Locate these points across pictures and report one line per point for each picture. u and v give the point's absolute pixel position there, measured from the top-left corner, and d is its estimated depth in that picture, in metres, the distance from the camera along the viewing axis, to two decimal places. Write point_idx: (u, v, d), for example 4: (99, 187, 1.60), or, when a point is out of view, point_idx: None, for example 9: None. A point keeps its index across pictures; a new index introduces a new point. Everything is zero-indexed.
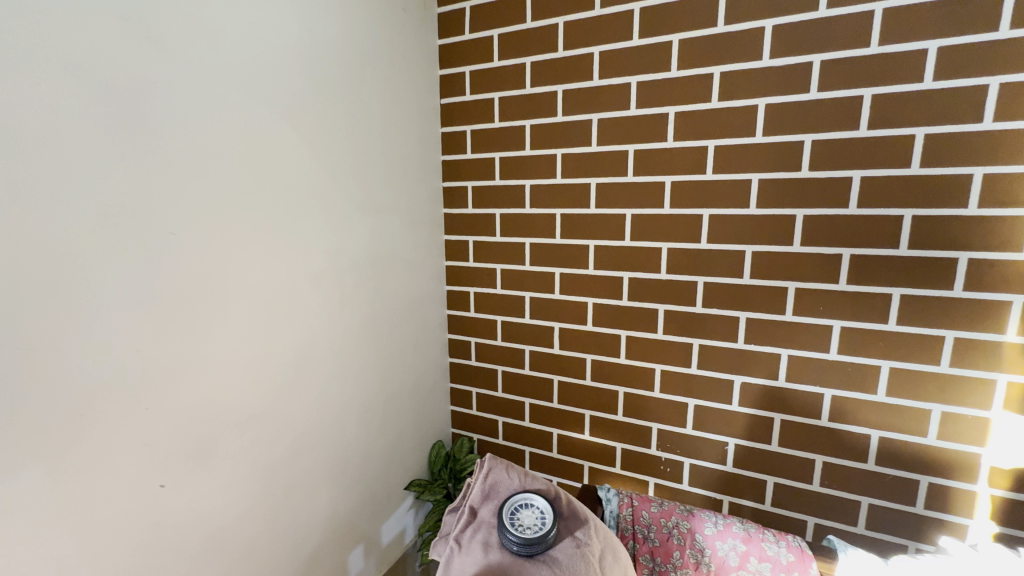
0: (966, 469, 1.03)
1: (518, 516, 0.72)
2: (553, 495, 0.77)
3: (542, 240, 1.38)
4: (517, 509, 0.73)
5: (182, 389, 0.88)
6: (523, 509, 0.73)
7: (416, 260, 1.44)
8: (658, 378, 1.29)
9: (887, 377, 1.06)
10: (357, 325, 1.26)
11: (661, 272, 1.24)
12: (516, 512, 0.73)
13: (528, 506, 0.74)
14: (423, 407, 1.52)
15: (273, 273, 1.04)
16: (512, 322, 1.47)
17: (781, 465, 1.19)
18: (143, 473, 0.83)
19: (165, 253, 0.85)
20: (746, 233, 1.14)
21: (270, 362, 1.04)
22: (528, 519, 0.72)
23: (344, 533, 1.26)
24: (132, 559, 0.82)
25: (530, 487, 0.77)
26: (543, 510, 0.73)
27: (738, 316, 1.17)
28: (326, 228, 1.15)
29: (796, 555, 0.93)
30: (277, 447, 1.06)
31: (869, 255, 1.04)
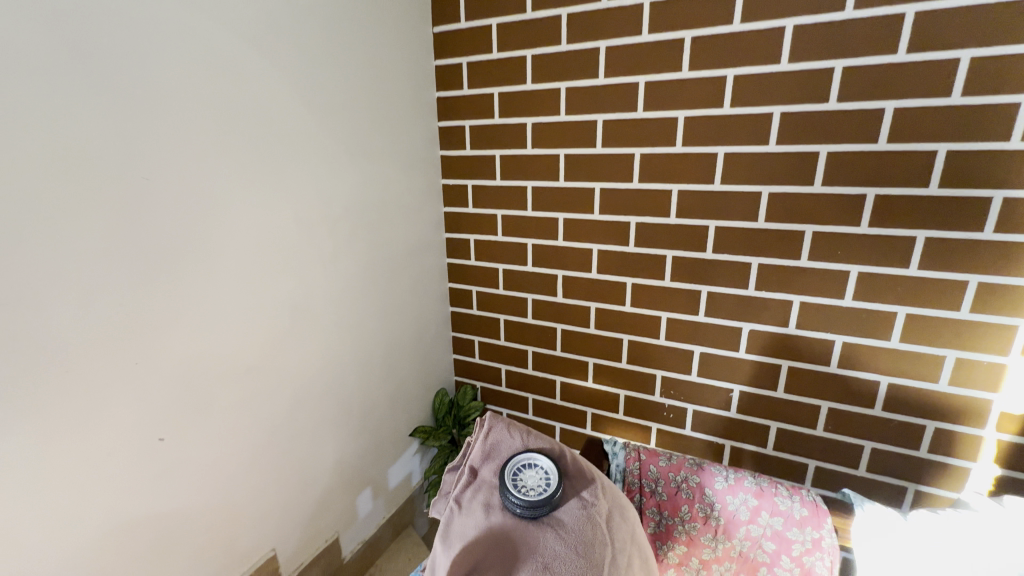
0: (975, 414, 1.02)
1: (522, 477, 0.71)
2: (559, 454, 0.76)
3: (544, 183, 1.31)
4: (520, 469, 0.72)
5: (175, 343, 0.85)
6: (526, 469, 0.72)
7: (413, 207, 1.38)
8: (664, 327, 1.26)
9: (902, 323, 1.03)
10: (354, 275, 1.21)
11: (671, 216, 1.18)
12: (519, 472, 0.72)
13: (532, 466, 0.73)
14: (425, 356, 1.51)
15: (264, 222, 0.98)
16: (514, 270, 1.43)
17: (785, 411, 1.19)
18: (141, 427, 0.82)
19: (144, 202, 0.78)
20: (763, 172, 1.06)
21: (267, 314, 1.01)
22: (533, 481, 0.70)
23: (350, 478, 1.28)
24: (139, 508, 0.82)
25: (535, 447, 0.76)
26: (547, 470, 0.72)
27: (750, 262, 1.12)
28: (317, 172, 1.08)
29: (810, 510, 0.92)
30: (277, 398, 1.05)
31: (894, 195, 0.98)
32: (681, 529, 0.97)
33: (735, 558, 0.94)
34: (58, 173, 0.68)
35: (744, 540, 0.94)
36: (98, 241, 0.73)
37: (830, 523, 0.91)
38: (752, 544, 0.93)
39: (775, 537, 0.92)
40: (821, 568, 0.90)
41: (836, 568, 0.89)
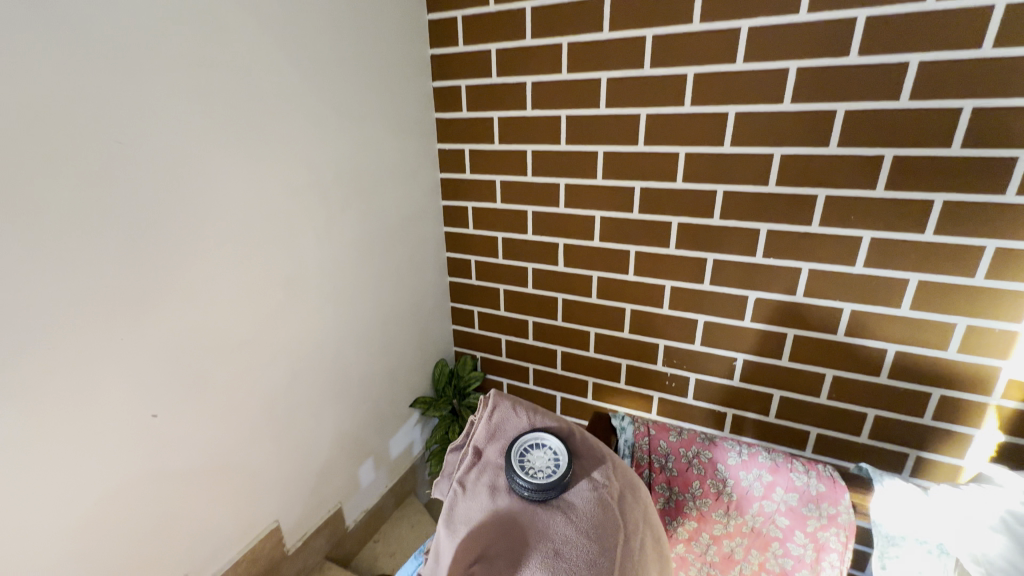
0: (982, 382, 1.01)
1: (529, 458, 0.69)
2: (566, 432, 0.75)
3: (545, 147, 1.25)
4: (527, 449, 0.70)
5: (165, 317, 0.82)
6: (533, 448, 0.70)
7: (408, 174, 1.32)
8: (668, 296, 1.23)
9: (913, 291, 1.00)
10: (349, 244, 1.17)
11: (677, 181, 1.13)
12: (526, 452, 0.70)
13: (539, 446, 0.71)
14: (424, 327, 1.49)
15: (252, 189, 0.93)
16: (513, 238, 1.38)
17: (789, 379, 1.18)
18: (133, 403, 0.79)
19: (122, 168, 0.73)
20: (776, 133, 1.01)
21: (259, 287, 0.97)
22: (541, 462, 0.69)
23: (351, 449, 1.28)
24: (135, 485, 0.81)
25: (541, 426, 0.74)
26: (555, 450, 0.70)
27: (759, 229, 1.08)
28: (306, 136, 1.02)
29: (827, 485, 0.90)
30: (273, 371, 1.02)
31: (914, 156, 0.93)
32: (693, 505, 0.97)
33: (747, 534, 0.95)
34: (24, 136, 0.63)
35: (757, 516, 0.94)
36: (73, 210, 0.68)
37: (847, 499, 0.89)
38: (765, 519, 0.94)
39: (789, 513, 0.92)
40: (834, 542, 0.90)
41: (850, 543, 0.89)
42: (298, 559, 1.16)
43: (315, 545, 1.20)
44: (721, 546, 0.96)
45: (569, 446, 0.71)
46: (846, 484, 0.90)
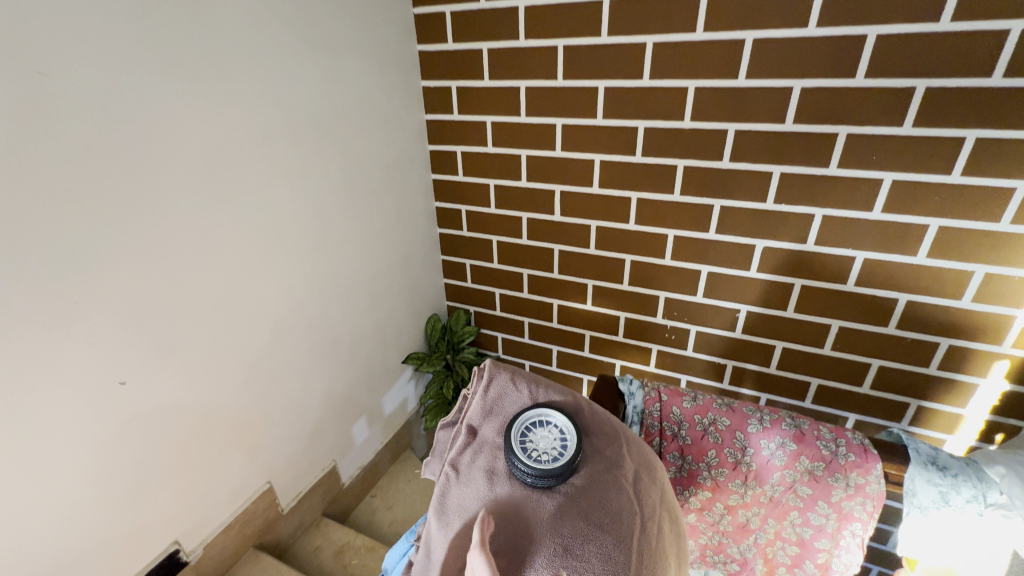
0: (993, 331, 0.97)
1: (533, 438, 0.63)
2: (572, 409, 0.69)
3: (541, 83, 1.13)
4: (530, 428, 0.64)
5: (124, 276, 0.74)
6: (536, 427, 0.65)
7: (391, 115, 1.21)
8: (671, 246, 1.17)
9: (932, 237, 0.94)
10: (328, 194, 1.08)
11: (685, 120, 1.03)
12: (529, 431, 0.64)
13: (543, 423, 0.65)
14: (413, 282, 1.42)
15: (214, 132, 0.82)
16: (507, 186, 1.29)
17: (793, 330, 1.14)
18: (97, 371, 0.73)
19: (52, 104, 0.63)
20: (797, 63, 0.91)
21: (232, 242, 0.89)
22: (547, 443, 0.63)
23: (343, 408, 1.25)
24: (110, 455, 0.76)
25: (544, 402, 0.68)
26: (561, 429, 0.65)
27: (772, 171, 1.00)
28: (273, 70, 0.90)
29: (858, 454, 0.79)
30: (253, 332, 0.96)
31: (949, 87, 0.84)
32: (706, 475, 0.86)
33: (765, 504, 0.84)
34: None
35: (776, 486, 0.82)
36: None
37: (880, 468, 0.78)
38: (785, 489, 0.82)
39: (812, 484, 0.80)
40: (860, 511, 0.80)
41: (878, 513, 0.79)
42: (293, 517, 1.15)
43: (310, 504, 1.19)
44: (735, 516, 0.87)
45: (576, 424, 0.65)
46: (879, 453, 0.79)
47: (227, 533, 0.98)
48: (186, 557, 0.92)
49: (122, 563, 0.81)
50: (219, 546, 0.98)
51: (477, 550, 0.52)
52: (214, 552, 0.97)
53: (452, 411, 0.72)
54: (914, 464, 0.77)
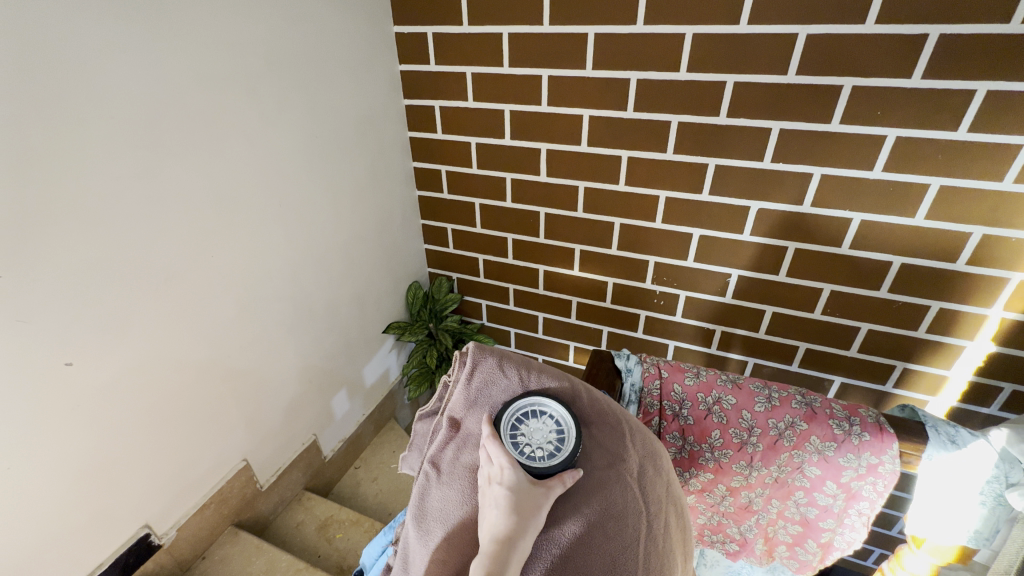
0: (985, 294, 0.95)
1: (525, 429, 0.60)
2: (568, 398, 0.63)
3: (525, 29, 1.04)
4: (521, 419, 0.60)
5: (59, 246, 0.65)
6: (529, 418, 0.61)
7: (360, 65, 1.10)
8: (661, 208, 1.12)
9: (932, 197, 0.90)
10: (294, 153, 0.98)
11: (681, 71, 0.96)
12: (520, 423, 0.60)
13: (536, 414, 0.61)
14: (392, 248, 1.35)
15: (156, 78, 0.72)
16: (489, 144, 1.21)
17: (784, 295, 1.11)
18: (36, 352, 0.65)
19: None
20: (803, 6, 0.84)
21: (185, 206, 0.80)
22: (541, 435, 0.59)
23: (320, 380, 1.20)
24: (59, 442, 0.70)
25: (537, 390, 0.63)
26: (557, 420, 0.61)
27: (771, 127, 0.95)
28: (221, 7, 0.79)
29: (872, 434, 0.78)
30: (216, 304, 0.89)
31: (964, 34, 0.78)
32: (709, 456, 0.85)
33: (770, 485, 0.83)
34: None
35: (784, 466, 0.81)
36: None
37: (895, 448, 0.77)
38: (792, 470, 0.81)
39: (823, 464, 0.79)
40: (869, 490, 0.79)
41: (888, 491, 0.79)
42: (273, 494, 1.12)
43: (290, 480, 1.16)
44: (738, 497, 0.86)
45: (574, 415, 0.61)
46: (894, 432, 0.78)
47: (202, 513, 0.95)
48: (158, 540, 0.88)
49: (85, 550, 0.77)
50: (194, 527, 0.94)
51: (490, 438, 0.58)
52: (189, 533, 0.93)
53: (431, 400, 0.69)
54: (933, 442, 0.78)
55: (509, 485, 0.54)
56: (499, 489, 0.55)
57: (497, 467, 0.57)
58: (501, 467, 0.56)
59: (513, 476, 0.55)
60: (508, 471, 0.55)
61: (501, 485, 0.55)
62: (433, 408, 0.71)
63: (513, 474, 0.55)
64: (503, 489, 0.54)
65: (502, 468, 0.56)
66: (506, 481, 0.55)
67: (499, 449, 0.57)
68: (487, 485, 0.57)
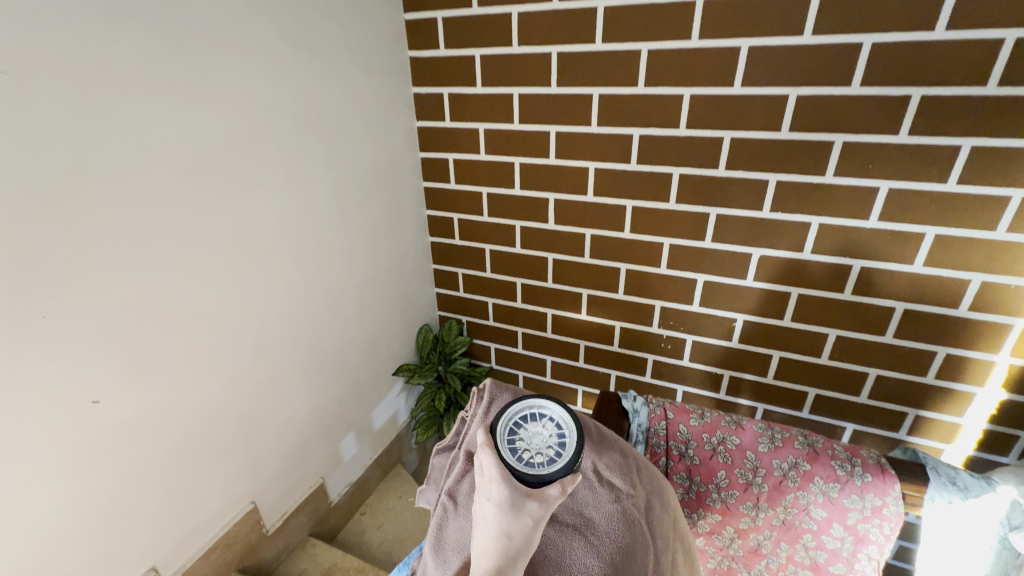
0: (990, 340, 0.96)
1: (524, 432, 0.59)
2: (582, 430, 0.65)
3: (533, 90, 1.12)
4: (519, 425, 0.60)
5: (95, 289, 0.70)
6: (528, 424, 0.60)
7: (380, 121, 1.18)
8: (666, 255, 1.15)
9: (928, 246, 0.93)
10: (315, 202, 1.05)
11: (680, 127, 1.02)
12: (518, 428, 0.59)
13: (536, 417, 0.61)
14: (404, 291, 1.39)
15: (195, 136, 0.79)
16: (500, 194, 1.27)
17: (790, 340, 1.13)
18: (66, 391, 0.68)
19: (15, 105, 0.59)
20: (793, 71, 0.91)
21: (212, 251, 0.85)
22: (540, 440, 0.58)
23: (330, 422, 1.21)
24: (79, 480, 0.71)
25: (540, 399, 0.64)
26: (557, 424, 0.60)
27: (768, 179, 1.00)
28: (256, 73, 0.87)
29: (875, 475, 0.77)
30: (234, 345, 0.92)
31: (944, 96, 0.84)
32: (715, 497, 0.85)
33: (777, 527, 0.82)
34: None
35: (790, 508, 0.81)
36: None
37: (897, 489, 0.76)
38: (799, 511, 0.81)
39: (827, 505, 0.79)
40: (876, 534, 0.78)
41: (895, 534, 0.77)
42: (277, 539, 1.10)
43: (295, 524, 1.14)
44: (746, 540, 0.84)
45: (574, 418, 0.60)
46: (897, 474, 0.78)
47: (207, 559, 0.94)
48: None
49: None
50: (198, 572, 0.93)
51: (485, 447, 0.57)
52: None
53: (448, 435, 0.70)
54: (933, 484, 0.76)
55: (499, 502, 0.53)
56: (489, 505, 0.53)
57: (488, 478, 0.55)
58: (491, 480, 0.54)
59: (504, 492, 0.53)
60: (498, 484, 0.54)
61: (490, 500, 0.53)
62: (451, 443, 0.72)
63: (505, 490, 0.53)
64: (494, 507, 0.52)
65: (492, 481, 0.54)
66: (496, 497, 0.53)
67: (492, 458, 0.56)
68: (479, 498, 0.55)
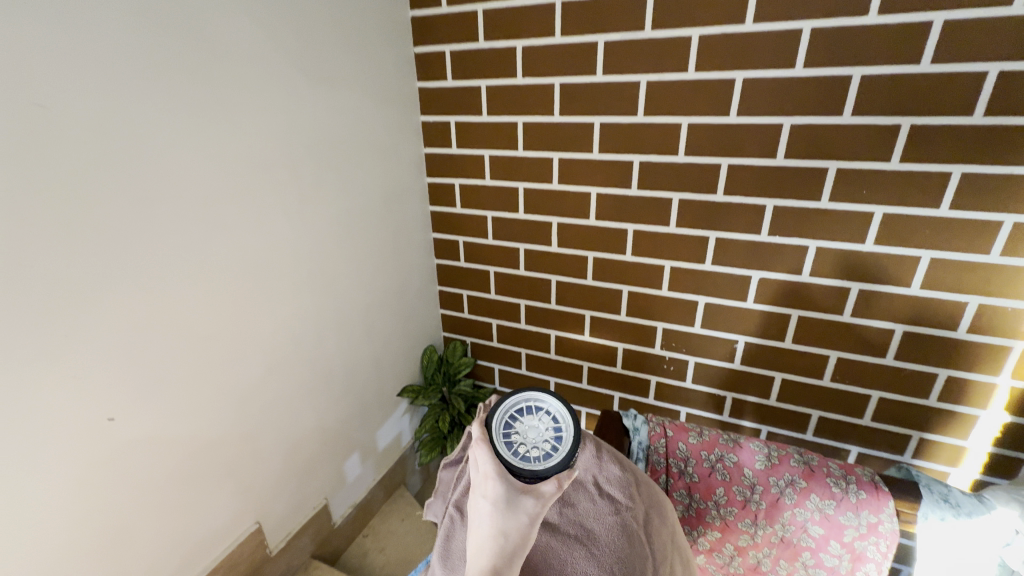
0: (990, 362, 0.97)
1: (520, 426, 0.61)
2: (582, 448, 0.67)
3: (537, 119, 1.16)
4: (516, 421, 0.61)
5: (115, 309, 0.73)
6: (524, 419, 0.62)
7: (389, 148, 1.23)
8: (668, 277, 1.18)
9: (924, 269, 0.95)
10: (326, 225, 1.08)
11: (679, 154, 1.06)
12: (515, 422, 0.61)
13: (532, 413, 0.62)
14: (410, 312, 1.41)
15: (213, 163, 0.83)
16: (504, 218, 1.31)
17: (791, 362, 1.14)
18: (84, 407, 0.71)
19: (48, 136, 0.63)
20: (787, 102, 0.94)
21: (226, 273, 0.88)
22: (536, 434, 0.60)
23: (335, 442, 1.22)
24: (91, 496, 0.73)
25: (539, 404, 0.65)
26: (554, 417, 0.62)
27: (765, 205, 1.02)
28: (273, 105, 0.92)
29: (869, 492, 0.79)
30: (244, 365, 0.94)
31: (933, 125, 0.87)
32: (714, 514, 0.85)
33: (776, 544, 0.82)
34: None
35: (788, 525, 0.81)
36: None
37: (891, 506, 0.77)
38: (797, 528, 0.81)
39: (824, 522, 0.80)
40: (874, 551, 0.78)
41: (892, 553, 0.77)
42: (280, 560, 1.10)
43: (298, 545, 1.14)
44: (745, 557, 0.85)
45: (570, 412, 0.62)
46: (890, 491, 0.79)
47: None
48: None
49: None
50: None
51: (480, 443, 0.59)
52: None
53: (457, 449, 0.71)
54: (925, 503, 0.77)
55: (494, 500, 0.55)
56: (486, 503, 0.55)
57: (484, 475, 0.57)
58: (487, 477, 0.56)
59: (499, 490, 0.55)
60: (494, 482, 0.56)
61: (486, 498, 0.55)
62: (458, 457, 0.73)
63: (500, 487, 0.55)
64: (489, 504, 0.55)
65: (488, 478, 0.56)
66: (492, 495, 0.55)
67: (488, 455, 0.58)
68: (475, 495, 0.57)
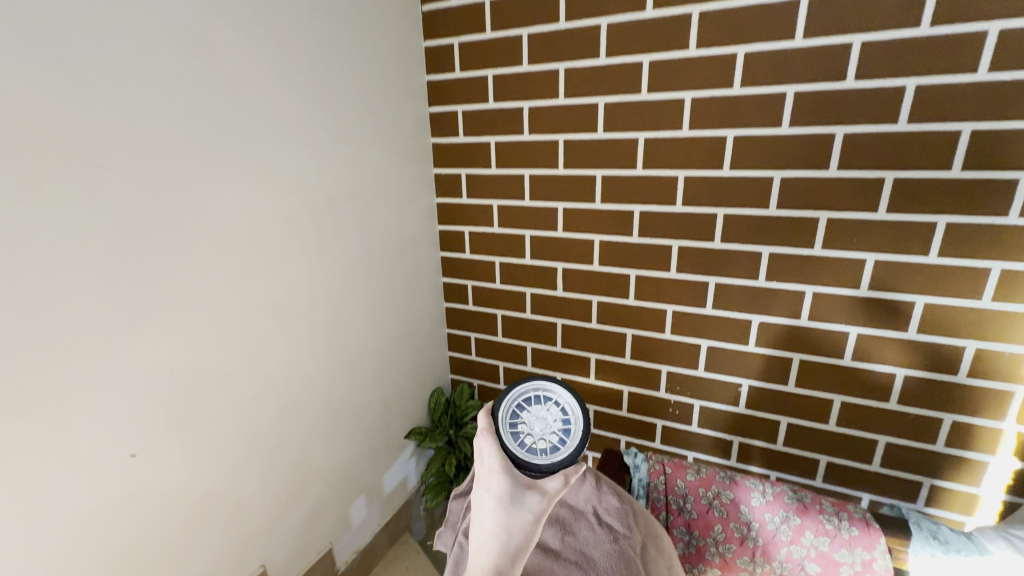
0: (994, 405, 0.98)
1: (527, 416, 0.65)
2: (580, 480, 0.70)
3: (542, 171, 1.24)
4: (524, 411, 0.65)
5: (144, 348, 0.77)
6: (533, 410, 0.65)
7: (403, 198, 1.31)
8: (670, 321, 1.21)
9: (920, 314, 0.98)
10: (342, 270, 1.14)
11: (678, 204, 1.12)
12: (522, 411, 0.65)
13: (540, 401, 0.65)
14: (418, 354, 1.45)
15: (242, 214, 0.90)
16: (511, 263, 1.36)
17: (795, 405, 1.14)
18: (108, 443, 0.74)
19: (101, 191, 0.70)
20: (777, 157, 1.01)
21: (247, 315, 0.93)
22: (543, 426, 0.64)
23: (342, 484, 1.22)
24: (107, 531, 0.75)
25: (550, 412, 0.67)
26: (562, 407, 0.65)
27: (761, 252, 1.07)
28: (299, 161, 1.00)
29: (860, 528, 0.85)
30: (259, 404, 0.98)
31: (915, 178, 0.92)
32: (714, 551, 0.89)
33: None
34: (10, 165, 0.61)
35: (785, 563, 0.86)
36: (38, 237, 0.64)
37: (883, 543, 0.83)
38: (795, 566, 0.85)
39: (821, 559, 0.84)
40: None
41: None
42: None
43: None
44: None
45: (578, 406, 0.63)
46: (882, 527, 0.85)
47: None
48: None
49: None
50: None
51: (487, 439, 0.62)
52: None
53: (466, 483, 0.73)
54: (916, 538, 0.83)
55: (498, 496, 0.60)
56: (490, 497, 0.61)
57: (489, 469, 0.62)
58: (491, 472, 0.62)
59: (503, 486, 0.61)
60: (497, 479, 0.61)
61: (491, 494, 0.61)
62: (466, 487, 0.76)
63: (504, 483, 0.61)
64: (494, 500, 0.60)
65: (492, 473, 0.61)
66: (496, 491, 0.61)
67: (494, 450, 0.62)
68: (480, 488, 0.63)
